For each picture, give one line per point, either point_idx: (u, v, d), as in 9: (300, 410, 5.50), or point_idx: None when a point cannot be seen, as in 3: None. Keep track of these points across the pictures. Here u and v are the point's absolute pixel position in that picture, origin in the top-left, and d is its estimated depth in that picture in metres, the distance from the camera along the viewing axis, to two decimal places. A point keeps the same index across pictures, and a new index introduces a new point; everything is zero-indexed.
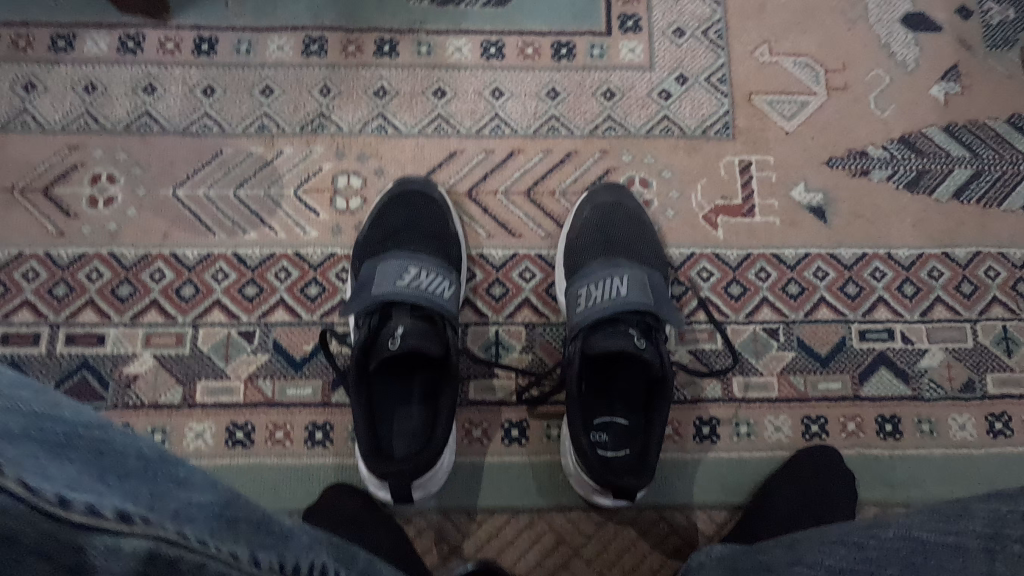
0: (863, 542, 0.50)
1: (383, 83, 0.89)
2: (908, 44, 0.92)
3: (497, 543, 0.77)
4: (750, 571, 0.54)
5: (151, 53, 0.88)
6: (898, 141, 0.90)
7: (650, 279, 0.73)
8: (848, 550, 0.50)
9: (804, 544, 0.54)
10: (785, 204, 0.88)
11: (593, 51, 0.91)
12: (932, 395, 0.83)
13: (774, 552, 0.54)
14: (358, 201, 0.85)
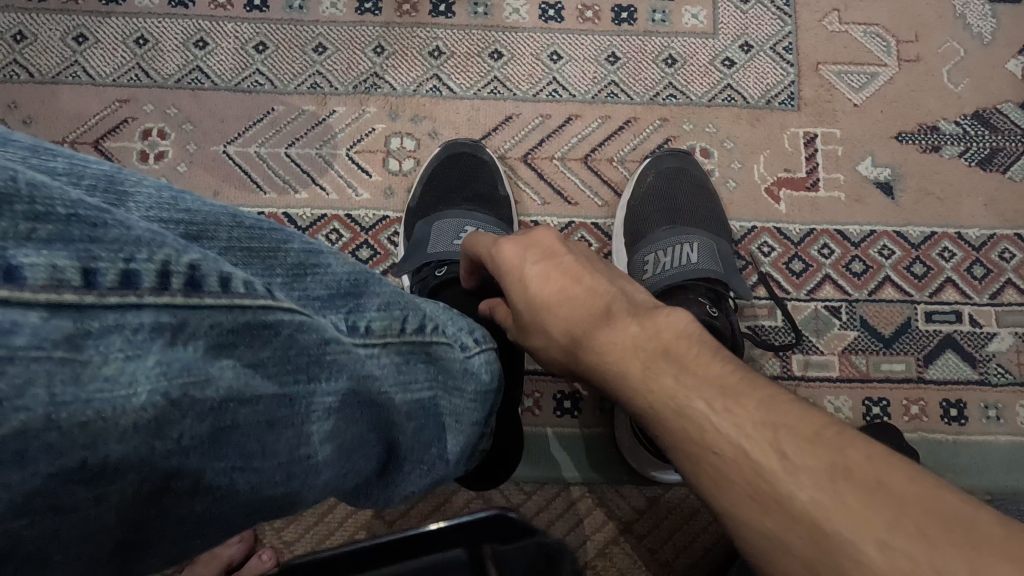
0: None
1: (438, 43, 0.86)
2: (985, 16, 0.88)
3: (546, 516, 0.75)
4: None
5: (203, 7, 0.86)
6: (971, 117, 0.85)
7: (719, 249, 0.75)
8: None
9: None
10: (851, 178, 0.84)
11: (654, 16, 0.88)
12: (999, 380, 0.78)
13: None
14: (411, 163, 0.84)
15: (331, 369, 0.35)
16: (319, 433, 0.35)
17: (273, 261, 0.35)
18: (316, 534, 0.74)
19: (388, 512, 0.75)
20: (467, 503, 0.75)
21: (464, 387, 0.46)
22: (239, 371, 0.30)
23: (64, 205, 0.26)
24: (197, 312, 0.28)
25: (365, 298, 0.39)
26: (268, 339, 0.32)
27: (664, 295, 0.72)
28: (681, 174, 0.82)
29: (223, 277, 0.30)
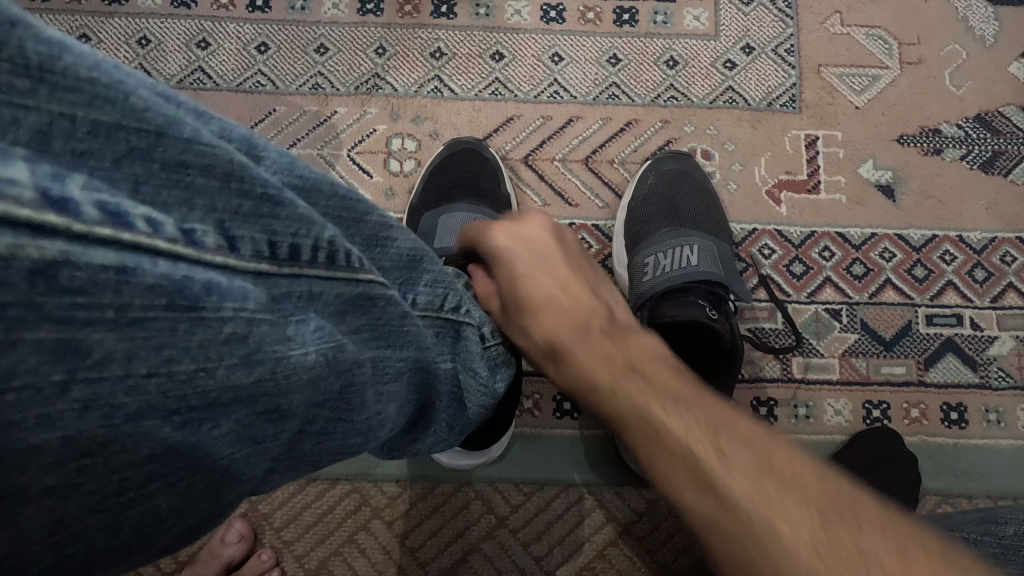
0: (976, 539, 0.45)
1: (440, 44, 0.86)
2: (988, 19, 0.88)
3: (546, 517, 0.75)
4: None
5: (205, 8, 0.86)
6: (973, 119, 0.85)
7: (720, 250, 0.76)
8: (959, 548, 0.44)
9: None
10: (852, 181, 0.84)
11: (656, 17, 0.88)
12: (1000, 384, 0.78)
13: None
14: (412, 164, 0.84)
15: (402, 340, 0.38)
16: (388, 392, 0.38)
17: (351, 232, 0.36)
18: (315, 535, 0.74)
19: (387, 512, 0.75)
20: (467, 503, 0.75)
21: (480, 370, 0.47)
22: (335, 332, 0.33)
23: (210, 159, 0.27)
24: (301, 280, 0.31)
25: (419, 273, 0.41)
26: (366, 309, 0.35)
27: (664, 296, 0.72)
28: (682, 176, 0.82)
29: (330, 250, 0.32)
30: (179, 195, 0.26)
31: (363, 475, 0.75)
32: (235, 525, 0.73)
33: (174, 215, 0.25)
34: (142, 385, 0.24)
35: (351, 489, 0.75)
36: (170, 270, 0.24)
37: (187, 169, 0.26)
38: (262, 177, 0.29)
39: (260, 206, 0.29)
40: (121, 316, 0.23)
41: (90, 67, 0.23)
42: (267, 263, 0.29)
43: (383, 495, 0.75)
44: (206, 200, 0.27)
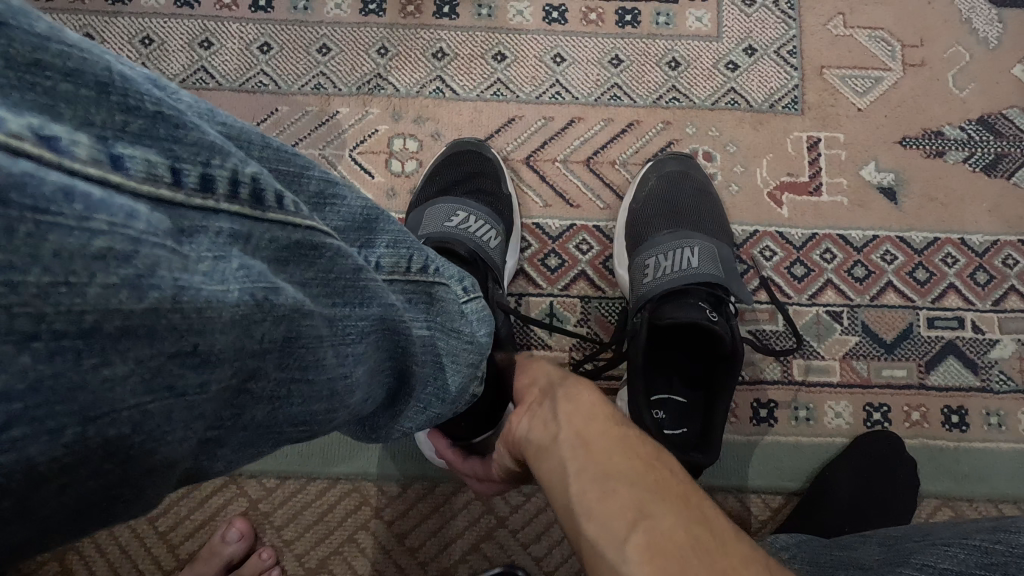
0: (988, 546, 0.45)
1: (441, 45, 0.86)
2: (992, 21, 0.87)
3: (545, 518, 0.75)
4: (837, 568, 0.51)
5: (208, 8, 0.86)
6: (977, 122, 0.85)
7: (721, 252, 0.76)
8: (969, 554, 0.45)
9: (907, 544, 0.49)
10: (854, 183, 0.84)
11: (658, 18, 0.88)
12: (1001, 388, 0.78)
13: (870, 550, 0.51)
14: (413, 164, 0.84)
15: (364, 295, 0.37)
16: (353, 354, 0.36)
17: (297, 187, 0.37)
18: (315, 534, 0.75)
19: (387, 512, 0.75)
20: (467, 503, 0.75)
21: (461, 328, 0.47)
22: (275, 277, 0.31)
23: (76, 63, 0.25)
24: (217, 217, 0.28)
25: (376, 234, 0.42)
26: (313, 260, 0.34)
27: (665, 300, 0.72)
28: (683, 177, 0.82)
29: (252, 187, 0.30)
30: (47, 106, 0.23)
31: (363, 474, 0.76)
32: (236, 524, 0.73)
33: (27, 116, 0.22)
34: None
35: (351, 489, 0.75)
36: (61, 178, 0.22)
37: (43, 69, 0.24)
38: (152, 95, 0.27)
39: (154, 126, 0.27)
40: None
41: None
42: (157, 187, 0.26)
43: (382, 495, 0.75)
44: (74, 109, 0.24)
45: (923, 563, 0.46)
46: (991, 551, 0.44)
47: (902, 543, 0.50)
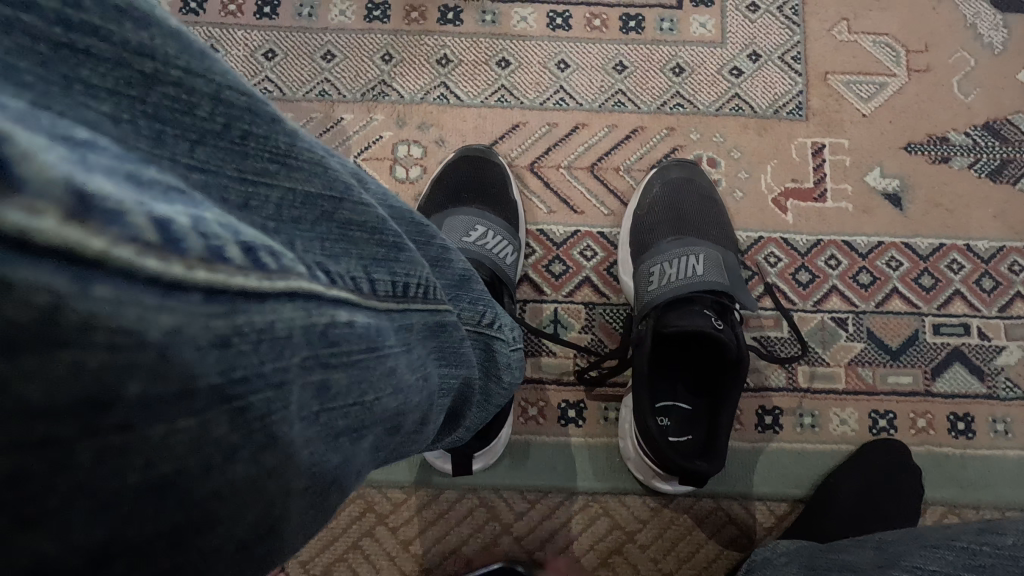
0: (975, 547, 0.45)
1: (445, 51, 0.86)
2: (997, 26, 0.87)
3: (549, 524, 0.75)
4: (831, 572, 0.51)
5: (213, 14, 0.87)
6: (981, 127, 0.85)
7: (724, 260, 0.75)
8: (957, 556, 0.44)
9: (898, 547, 0.49)
10: (859, 189, 0.84)
11: (662, 25, 0.88)
12: (1007, 395, 0.78)
13: (862, 553, 0.51)
14: (418, 170, 0.84)
15: (457, 359, 0.40)
16: (441, 408, 0.40)
17: (426, 257, 0.39)
18: (319, 541, 0.75)
19: (392, 519, 0.75)
20: (470, 511, 0.75)
21: (507, 377, 0.51)
22: (421, 356, 0.35)
23: (352, 214, 0.30)
24: (408, 313, 0.33)
25: (467, 293, 0.44)
26: (438, 336, 0.37)
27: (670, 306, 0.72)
28: (687, 185, 0.82)
29: (425, 287, 0.35)
30: (341, 245, 0.28)
31: (367, 481, 0.76)
32: None
33: (337, 265, 0.27)
34: (324, 405, 0.26)
35: (356, 495, 0.75)
36: (351, 315, 0.27)
37: (340, 226, 0.29)
38: (381, 223, 0.32)
39: (383, 251, 0.31)
40: (314, 348, 0.25)
41: (244, 97, 0.25)
42: (392, 301, 0.32)
43: (387, 502, 0.75)
44: (342, 239, 0.29)
45: (913, 565, 0.45)
46: (977, 552, 0.44)
47: (895, 546, 0.50)
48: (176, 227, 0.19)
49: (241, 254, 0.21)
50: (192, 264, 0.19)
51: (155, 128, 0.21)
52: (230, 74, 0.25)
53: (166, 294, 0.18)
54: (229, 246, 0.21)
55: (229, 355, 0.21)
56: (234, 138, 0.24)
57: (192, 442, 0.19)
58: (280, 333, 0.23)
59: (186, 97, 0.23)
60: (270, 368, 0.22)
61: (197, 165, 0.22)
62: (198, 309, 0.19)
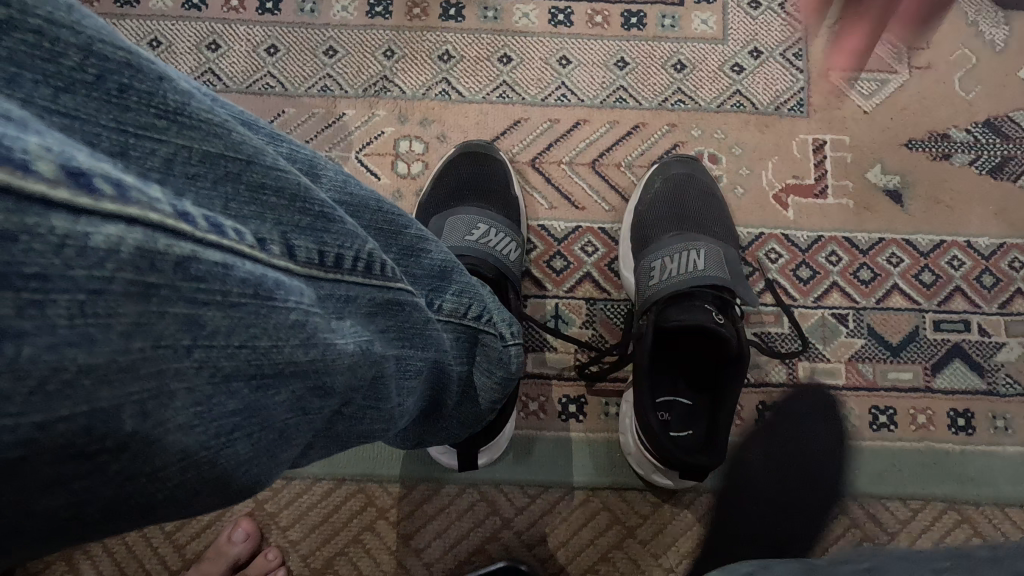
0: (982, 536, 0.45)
1: (447, 47, 0.87)
2: (999, 23, 0.87)
3: (549, 519, 0.75)
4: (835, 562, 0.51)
5: (216, 10, 0.87)
6: (983, 124, 0.85)
7: (726, 258, 0.75)
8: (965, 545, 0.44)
9: None
10: (860, 186, 0.84)
11: (664, 21, 0.88)
12: (1008, 391, 0.78)
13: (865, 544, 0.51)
14: (419, 166, 0.84)
15: (425, 341, 0.41)
16: (408, 387, 0.40)
17: (393, 240, 0.40)
18: (320, 535, 0.75)
19: (392, 513, 0.75)
20: (471, 505, 0.75)
21: (495, 370, 0.52)
22: (367, 331, 0.35)
23: (282, 180, 0.30)
24: (340, 285, 0.33)
25: (447, 283, 0.45)
26: (394, 314, 0.38)
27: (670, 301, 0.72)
28: (688, 181, 0.82)
29: (369, 261, 0.35)
30: (250, 207, 0.28)
31: (368, 475, 0.76)
32: (242, 524, 0.74)
33: (251, 226, 0.27)
34: (237, 352, 0.26)
35: (356, 490, 0.75)
36: (275, 275, 0.28)
37: (265, 191, 0.29)
38: (320, 198, 0.32)
39: (317, 222, 0.31)
40: (225, 300, 0.25)
41: (123, 52, 0.24)
42: (316, 269, 0.31)
43: (387, 496, 0.76)
44: (262, 204, 0.29)
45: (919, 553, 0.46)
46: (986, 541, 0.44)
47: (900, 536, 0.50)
48: (22, 153, 0.18)
49: (106, 183, 0.21)
50: (51, 183, 0.19)
51: (7, 71, 0.20)
52: (103, 28, 0.24)
53: (15, 213, 0.18)
54: (90, 172, 0.20)
55: (93, 277, 0.20)
56: (110, 91, 0.23)
57: (73, 359, 0.20)
58: (165, 272, 0.22)
59: (49, 46, 0.21)
60: (152, 301, 0.22)
61: (58, 111, 0.22)
62: (53, 230, 0.19)
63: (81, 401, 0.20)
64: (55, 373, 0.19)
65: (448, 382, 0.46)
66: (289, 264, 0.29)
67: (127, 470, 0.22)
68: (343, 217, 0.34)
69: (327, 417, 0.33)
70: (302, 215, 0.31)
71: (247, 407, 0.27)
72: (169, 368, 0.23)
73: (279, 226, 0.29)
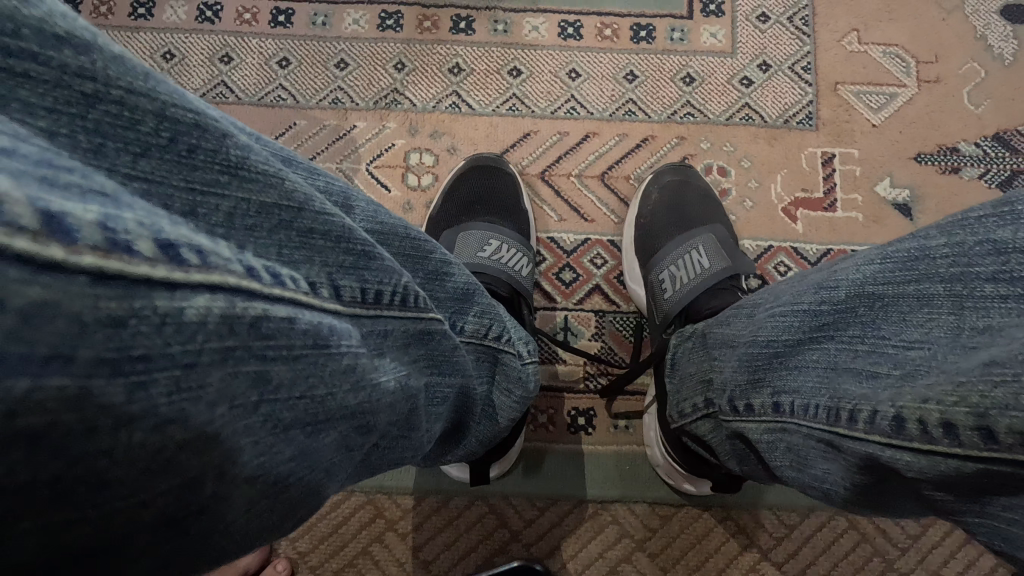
0: None
1: (457, 60, 0.87)
2: (1007, 37, 0.87)
3: (558, 532, 0.75)
4: None
5: (229, 23, 0.88)
6: (991, 138, 0.85)
7: (726, 242, 0.75)
8: None
9: None
10: (869, 199, 0.84)
11: (673, 34, 0.88)
12: None
13: None
14: (430, 178, 0.85)
15: (452, 366, 0.42)
16: (435, 413, 0.42)
17: (421, 267, 0.41)
18: (330, 546, 0.75)
19: (402, 524, 0.75)
20: (482, 515, 0.75)
21: (515, 390, 0.52)
22: (403, 364, 0.36)
23: (328, 224, 0.31)
24: (381, 320, 0.34)
25: (470, 305, 0.46)
26: (426, 343, 0.39)
27: (693, 309, 0.70)
28: (683, 187, 0.82)
29: (404, 294, 0.36)
30: (300, 252, 0.29)
31: (378, 487, 0.76)
32: None
33: (302, 270, 0.29)
34: (297, 402, 0.27)
35: (365, 501, 0.76)
36: (327, 320, 0.29)
37: (314, 236, 0.30)
38: (360, 235, 0.33)
39: (358, 260, 0.32)
40: (291, 354, 0.27)
41: (191, 114, 0.25)
42: (359, 307, 0.32)
43: (398, 508, 0.76)
44: (304, 246, 0.29)
45: None
46: None
47: None
48: (125, 234, 0.20)
49: (192, 253, 0.23)
50: (151, 262, 0.21)
51: (94, 142, 0.22)
52: (174, 91, 0.25)
53: (125, 298, 0.20)
54: (178, 244, 0.22)
55: (187, 351, 0.22)
56: (181, 152, 0.25)
57: (174, 434, 0.21)
58: (242, 334, 0.24)
59: (129, 114, 0.23)
60: (230, 363, 0.24)
61: (138, 175, 0.23)
62: (155, 310, 0.21)
63: (174, 475, 0.22)
64: (159, 453, 0.21)
65: (466, 400, 0.47)
66: (334, 297, 0.31)
67: (204, 529, 0.24)
68: (381, 253, 0.34)
69: (365, 452, 0.34)
70: (343, 243, 0.32)
71: (301, 452, 0.28)
72: (241, 426, 0.24)
73: (327, 259, 0.30)
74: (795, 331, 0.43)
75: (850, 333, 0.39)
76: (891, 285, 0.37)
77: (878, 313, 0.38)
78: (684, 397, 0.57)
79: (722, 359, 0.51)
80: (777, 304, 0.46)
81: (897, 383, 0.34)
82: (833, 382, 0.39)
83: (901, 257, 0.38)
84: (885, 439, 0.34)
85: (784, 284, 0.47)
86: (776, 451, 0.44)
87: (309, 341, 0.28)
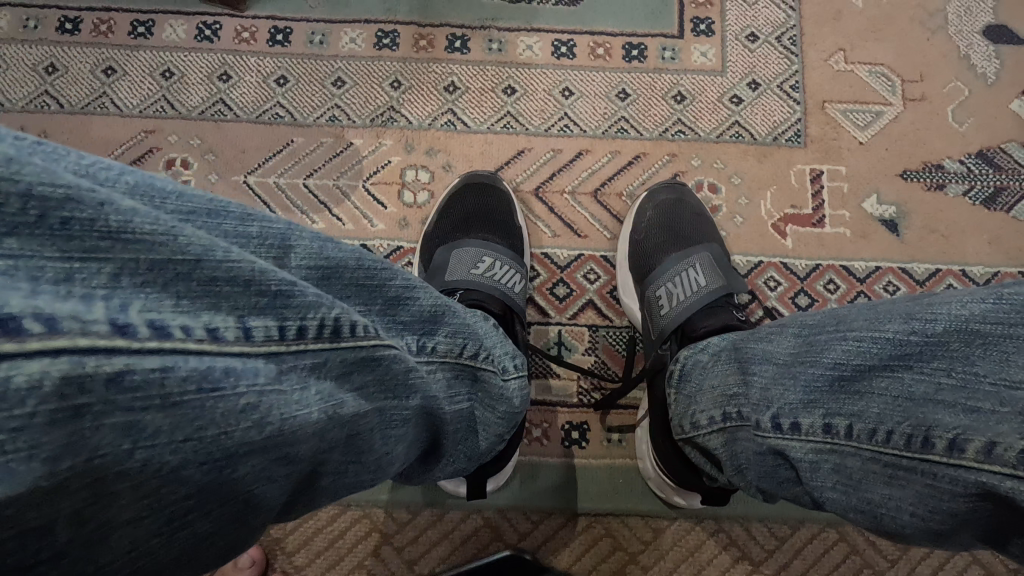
0: None
1: (453, 79, 0.89)
2: (989, 57, 0.90)
3: (553, 544, 0.76)
4: None
5: (228, 41, 0.89)
6: (975, 155, 0.87)
7: (722, 261, 0.76)
8: None
9: None
10: (857, 215, 0.85)
11: (664, 53, 0.90)
12: None
13: None
14: (425, 195, 0.86)
15: (406, 388, 0.42)
16: (394, 436, 0.42)
17: (374, 294, 0.42)
18: (326, 561, 0.75)
19: (397, 539, 0.76)
20: (476, 528, 0.76)
21: (498, 405, 0.53)
22: (338, 392, 0.37)
23: (236, 268, 0.32)
24: (305, 354, 0.35)
25: (438, 326, 0.47)
26: (373, 368, 0.39)
27: (688, 324, 0.71)
28: (678, 205, 0.83)
29: (334, 325, 0.36)
30: (203, 300, 0.31)
31: (374, 501, 0.77)
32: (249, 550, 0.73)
33: (203, 316, 0.30)
34: (181, 445, 0.29)
35: (361, 515, 0.76)
36: (224, 362, 0.30)
37: (217, 283, 0.31)
38: (281, 275, 0.34)
39: (276, 299, 0.33)
40: (167, 401, 0.28)
41: (60, 188, 0.26)
42: (278, 345, 0.34)
43: (392, 521, 0.76)
44: (208, 293, 0.31)
45: None
46: None
47: None
48: None
49: (37, 322, 0.24)
50: None
51: None
52: (42, 168, 0.26)
53: None
54: (20, 316, 0.23)
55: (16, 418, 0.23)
56: (52, 226, 0.26)
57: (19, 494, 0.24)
58: (97, 392, 0.26)
59: None
60: (88, 420, 0.25)
61: (2, 254, 0.24)
62: None
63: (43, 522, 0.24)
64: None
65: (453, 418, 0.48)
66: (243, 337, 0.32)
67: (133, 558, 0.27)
68: (304, 290, 0.35)
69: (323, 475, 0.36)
70: (255, 284, 0.32)
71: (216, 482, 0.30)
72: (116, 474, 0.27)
73: (230, 302, 0.31)
74: (869, 358, 0.43)
75: (938, 366, 0.41)
76: (990, 325, 0.39)
77: (974, 349, 0.39)
78: (701, 409, 0.57)
79: (760, 376, 0.51)
80: (843, 330, 0.46)
81: (1015, 418, 0.36)
82: (918, 413, 0.40)
83: (1012, 299, 0.39)
84: (1009, 469, 0.35)
85: (849, 309, 0.47)
86: (819, 472, 0.46)
87: (195, 385, 0.29)
